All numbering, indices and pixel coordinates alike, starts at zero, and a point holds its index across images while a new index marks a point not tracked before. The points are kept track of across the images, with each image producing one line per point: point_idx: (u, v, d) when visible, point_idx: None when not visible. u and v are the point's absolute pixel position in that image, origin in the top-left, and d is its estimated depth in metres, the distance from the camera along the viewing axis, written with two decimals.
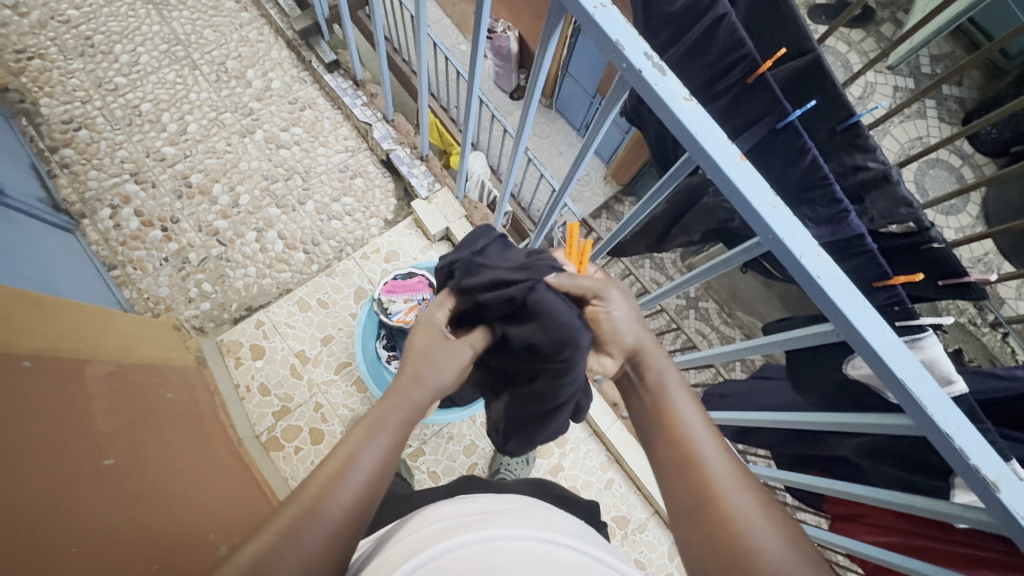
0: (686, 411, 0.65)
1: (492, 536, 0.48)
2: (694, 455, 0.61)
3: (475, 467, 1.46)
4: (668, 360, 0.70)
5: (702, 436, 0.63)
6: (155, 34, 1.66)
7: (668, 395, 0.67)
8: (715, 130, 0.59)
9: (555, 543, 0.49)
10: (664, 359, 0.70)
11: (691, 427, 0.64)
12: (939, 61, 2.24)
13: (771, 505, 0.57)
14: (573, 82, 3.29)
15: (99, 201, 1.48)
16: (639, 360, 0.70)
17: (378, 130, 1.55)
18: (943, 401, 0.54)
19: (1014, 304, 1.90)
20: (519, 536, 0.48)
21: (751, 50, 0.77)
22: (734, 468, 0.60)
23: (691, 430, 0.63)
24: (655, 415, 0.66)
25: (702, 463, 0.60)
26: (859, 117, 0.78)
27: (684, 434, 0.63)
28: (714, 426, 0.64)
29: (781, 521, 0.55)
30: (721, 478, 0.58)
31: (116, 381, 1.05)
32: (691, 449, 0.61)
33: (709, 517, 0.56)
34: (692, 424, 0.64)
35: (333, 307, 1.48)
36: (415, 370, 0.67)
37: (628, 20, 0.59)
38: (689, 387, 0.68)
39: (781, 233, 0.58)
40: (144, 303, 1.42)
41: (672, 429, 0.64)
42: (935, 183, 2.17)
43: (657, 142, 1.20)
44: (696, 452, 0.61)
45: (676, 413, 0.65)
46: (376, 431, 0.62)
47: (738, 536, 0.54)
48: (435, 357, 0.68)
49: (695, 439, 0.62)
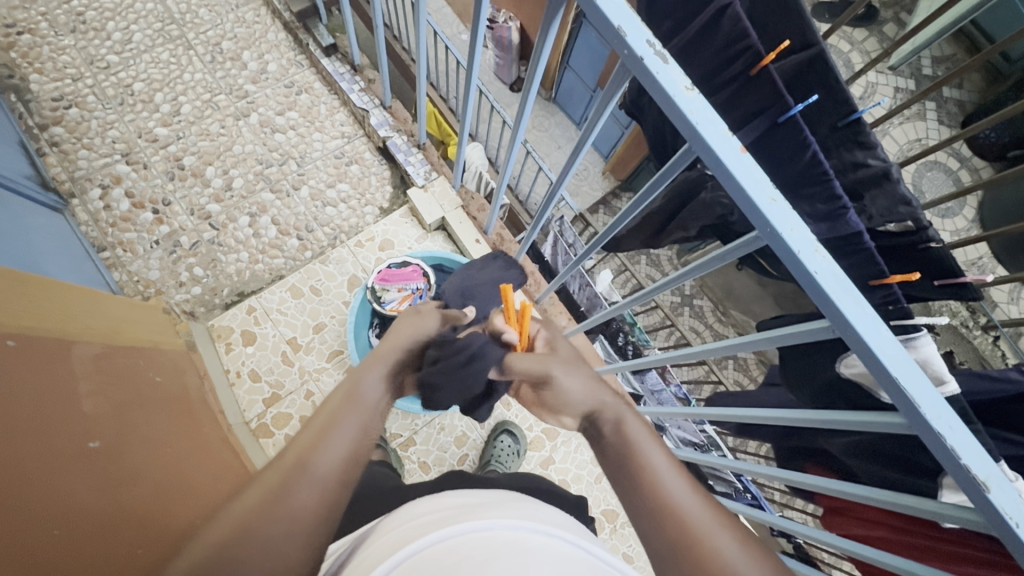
0: (646, 448, 0.62)
1: (482, 525, 0.47)
2: (664, 501, 0.57)
3: (466, 459, 1.46)
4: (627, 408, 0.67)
5: (669, 477, 0.59)
6: (149, 13, 1.62)
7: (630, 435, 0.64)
8: (716, 120, 0.58)
9: (548, 533, 0.48)
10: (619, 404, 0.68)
11: (658, 467, 0.60)
12: (940, 63, 2.23)
13: (745, 533, 0.55)
14: (573, 76, 3.26)
15: (90, 180, 1.46)
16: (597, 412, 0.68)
17: (375, 117, 1.52)
18: (937, 400, 0.54)
19: (1005, 308, 1.91)
20: (512, 527, 0.48)
21: (754, 42, 0.75)
22: (703, 505, 0.57)
23: (661, 477, 0.59)
24: (620, 458, 0.62)
25: (676, 513, 0.56)
26: (862, 113, 0.76)
27: (651, 479, 0.59)
28: (682, 467, 0.61)
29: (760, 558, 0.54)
30: (695, 520, 0.55)
31: (105, 363, 1.04)
32: (660, 498, 0.57)
33: (687, 563, 0.53)
34: (662, 470, 0.60)
35: (326, 295, 1.47)
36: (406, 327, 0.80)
37: (631, 6, 0.58)
38: (656, 433, 0.65)
39: (779, 227, 0.57)
40: (134, 286, 1.40)
41: (643, 473, 0.60)
42: (933, 185, 2.18)
43: (656, 135, 1.19)
44: (665, 500, 0.57)
45: (646, 459, 0.61)
46: (360, 386, 0.67)
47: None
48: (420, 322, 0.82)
49: (661, 481, 0.58)
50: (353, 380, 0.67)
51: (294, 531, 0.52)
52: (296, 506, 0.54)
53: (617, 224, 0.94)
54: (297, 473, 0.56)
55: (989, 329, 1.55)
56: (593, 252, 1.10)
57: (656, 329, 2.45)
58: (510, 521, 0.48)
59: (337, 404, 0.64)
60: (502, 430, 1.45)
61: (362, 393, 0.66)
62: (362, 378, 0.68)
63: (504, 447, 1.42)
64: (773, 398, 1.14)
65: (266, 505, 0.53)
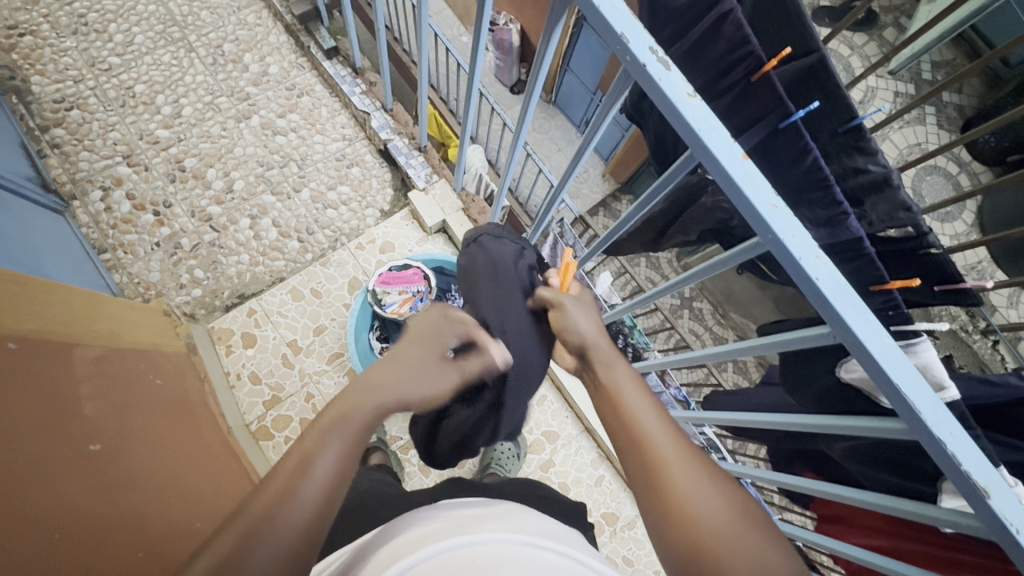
0: (626, 385, 0.69)
1: (473, 539, 0.47)
2: (639, 432, 0.64)
3: (467, 461, 1.46)
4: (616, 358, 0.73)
5: (643, 412, 0.66)
6: (151, 15, 1.63)
7: (612, 377, 0.70)
8: (717, 127, 0.59)
9: (540, 546, 0.49)
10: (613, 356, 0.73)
11: (634, 404, 0.67)
12: (940, 67, 2.23)
13: (708, 466, 0.61)
14: (574, 78, 3.27)
15: (91, 182, 1.46)
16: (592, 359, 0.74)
17: (376, 120, 1.53)
18: (937, 406, 0.54)
19: (1004, 312, 1.92)
20: (503, 541, 0.48)
21: (756, 47, 0.75)
22: (673, 437, 0.64)
23: (640, 417, 0.66)
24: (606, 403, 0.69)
25: (648, 441, 0.63)
26: (862, 119, 0.77)
27: (627, 415, 0.66)
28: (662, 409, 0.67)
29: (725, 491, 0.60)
30: (665, 450, 0.62)
31: (106, 365, 1.04)
32: (635, 430, 0.65)
33: (654, 489, 0.60)
34: (642, 413, 0.66)
35: (326, 297, 1.47)
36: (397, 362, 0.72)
37: (633, 13, 0.59)
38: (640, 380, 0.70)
39: (781, 233, 0.57)
40: (135, 288, 1.40)
41: (623, 415, 0.66)
42: (932, 190, 2.19)
43: (657, 140, 1.19)
44: (640, 431, 0.64)
45: (627, 403, 0.67)
46: (334, 429, 0.62)
47: (686, 509, 0.58)
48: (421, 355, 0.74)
49: (637, 413, 0.66)
50: (336, 419, 0.64)
51: (269, 569, 0.51)
52: (258, 562, 0.51)
53: (620, 228, 0.95)
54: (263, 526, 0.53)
55: (988, 333, 1.56)
56: (594, 255, 1.10)
57: (656, 331, 2.46)
58: (501, 535, 0.48)
59: (302, 452, 0.60)
60: None
61: (334, 437, 0.62)
62: (348, 414, 0.64)
63: (504, 450, 1.41)
64: (773, 402, 1.14)
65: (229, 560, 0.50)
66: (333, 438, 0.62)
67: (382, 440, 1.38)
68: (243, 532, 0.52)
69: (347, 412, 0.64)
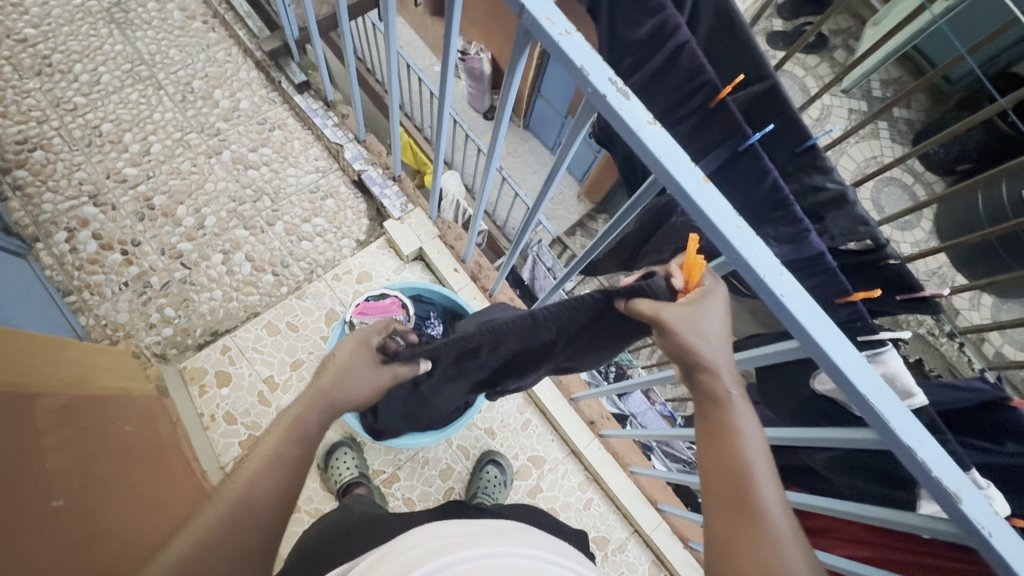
0: (753, 462, 0.57)
1: (499, 552, 0.50)
2: (752, 500, 0.55)
3: (452, 492, 1.43)
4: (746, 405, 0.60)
5: (762, 476, 0.56)
6: (118, 54, 1.62)
7: (733, 424, 0.59)
8: (678, 153, 0.61)
9: (557, 563, 0.52)
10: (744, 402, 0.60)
11: (756, 468, 0.57)
12: (889, 84, 2.35)
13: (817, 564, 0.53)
14: (545, 104, 3.35)
15: (55, 224, 1.42)
16: (706, 375, 0.62)
17: (349, 150, 1.53)
18: (904, 415, 0.56)
19: (967, 315, 1.99)
20: (526, 555, 0.50)
21: (711, 76, 0.79)
22: (785, 512, 0.55)
23: (755, 474, 0.56)
24: (712, 444, 0.59)
25: (758, 510, 0.55)
26: (816, 139, 0.80)
27: (745, 475, 0.56)
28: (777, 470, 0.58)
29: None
30: (775, 528, 0.54)
31: (71, 415, 0.98)
32: (747, 491, 0.56)
33: (744, 562, 0.53)
34: (758, 471, 0.57)
35: (303, 330, 1.45)
36: (335, 378, 0.76)
37: (592, 47, 0.61)
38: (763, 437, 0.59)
39: (745, 253, 0.59)
40: (102, 330, 1.36)
41: (729, 463, 0.57)
42: (890, 200, 2.28)
43: (626, 163, 1.22)
44: (754, 500, 0.55)
45: (738, 453, 0.57)
46: (298, 427, 0.68)
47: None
48: (354, 373, 0.77)
49: (759, 503, 0.55)
50: (290, 421, 0.69)
51: (242, 556, 0.58)
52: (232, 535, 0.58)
53: (594, 250, 0.96)
54: (238, 500, 0.60)
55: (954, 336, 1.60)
56: (572, 276, 1.11)
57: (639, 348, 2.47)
58: (524, 550, 0.51)
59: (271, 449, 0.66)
60: (487, 460, 1.43)
61: (297, 431, 0.68)
62: (303, 415, 0.70)
63: (490, 478, 1.39)
64: (755, 416, 1.15)
65: (209, 532, 0.57)
66: (290, 436, 0.67)
67: (363, 474, 1.35)
68: (217, 520, 0.58)
69: (309, 409, 0.71)
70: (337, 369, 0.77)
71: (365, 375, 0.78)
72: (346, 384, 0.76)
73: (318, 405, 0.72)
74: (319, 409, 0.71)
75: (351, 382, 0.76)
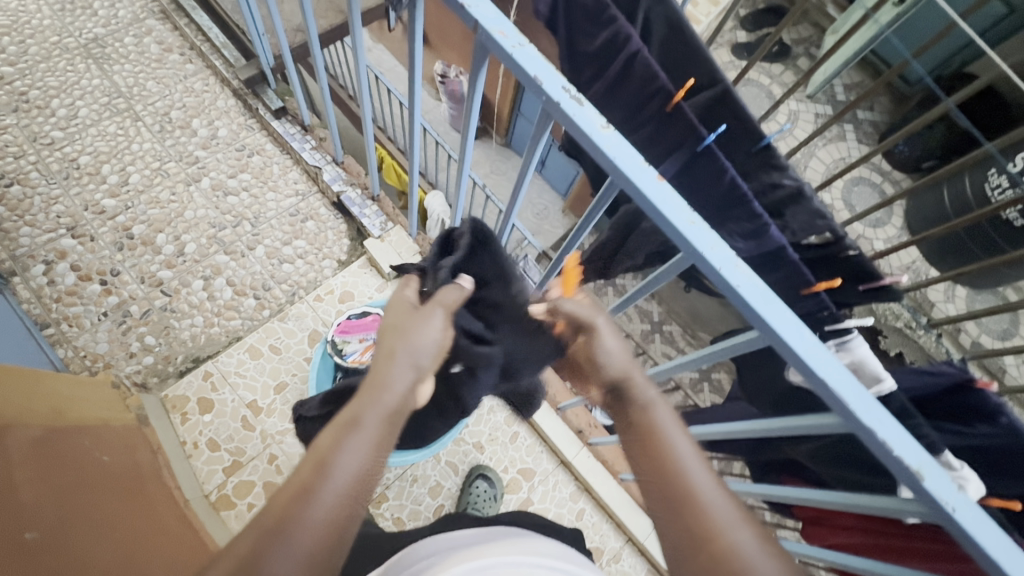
0: (683, 454, 0.62)
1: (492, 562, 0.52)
2: (689, 490, 0.59)
3: (442, 509, 1.42)
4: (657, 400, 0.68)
5: (693, 466, 0.61)
6: (95, 88, 1.64)
7: (653, 422, 0.66)
8: (632, 154, 0.63)
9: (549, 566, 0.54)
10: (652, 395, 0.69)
11: (685, 459, 0.62)
12: (852, 89, 2.43)
13: (768, 535, 0.56)
14: (524, 121, 3.41)
15: (32, 257, 1.42)
16: (626, 389, 0.71)
17: (328, 172, 1.56)
18: (862, 396, 0.57)
19: (943, 307, 2.03)
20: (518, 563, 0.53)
21: (664, 82, 0.81)
22: (728, 498, 0.59)
23: (687, 465, 0.61)
24: (643, 447, 0.65)
25: (700, 500, 0.58)
26: (769, 138, 0.83)
27: (676, 467, 0.61)
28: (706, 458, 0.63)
29: (781, 557, 0.55)
30: (720, 512, 0.57)
31: (45, 447, 0.96)
32: (685, 485, 0.60)
33: (704, 555, 0.55)
34: (688, 461, 0.62)
35: (286, 352, 1.45)
36: (392, 344, 0.71)
37: (545, 58, 0.64)
38: (683, 427, 0.66)
39: (701, 247, 0.60)
40: (81, 362, 1.34)
41: (664, 460, 0.62)
42: (861, 199, 2.33)
43: (595, 172, 1.25)
44: (693, 490, 0.59)
45: (669, 449, 0.63)
46: (351, 430, 0.62)
47: None
48: (410, 332, 0.73)
49: (700, 492, 0.59)
50: (343, 425, 0.63)
51: None
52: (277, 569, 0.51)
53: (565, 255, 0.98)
54: (285, 524, 0.54)
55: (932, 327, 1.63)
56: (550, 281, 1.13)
57: None
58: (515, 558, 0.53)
59: (317, 456, 0.60)
60: (477, 475, 1.43)
61: (349, 439, 0.61)
62: (356, 420, 0.63)
63: (480, 493, 1.39)
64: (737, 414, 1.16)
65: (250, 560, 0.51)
66: (344, 443, 0.61)
67: None
68: (253, 547, 0.52)
69: (357, 412, 0.64)
70: (394, 339, 0.72)
71: (429, 338, 0.73)
72: (416, 340, 0.72)
73: (371, 396, 0.66)
74: (374, 406, 0.65)
75: (416, 341, 0.72)
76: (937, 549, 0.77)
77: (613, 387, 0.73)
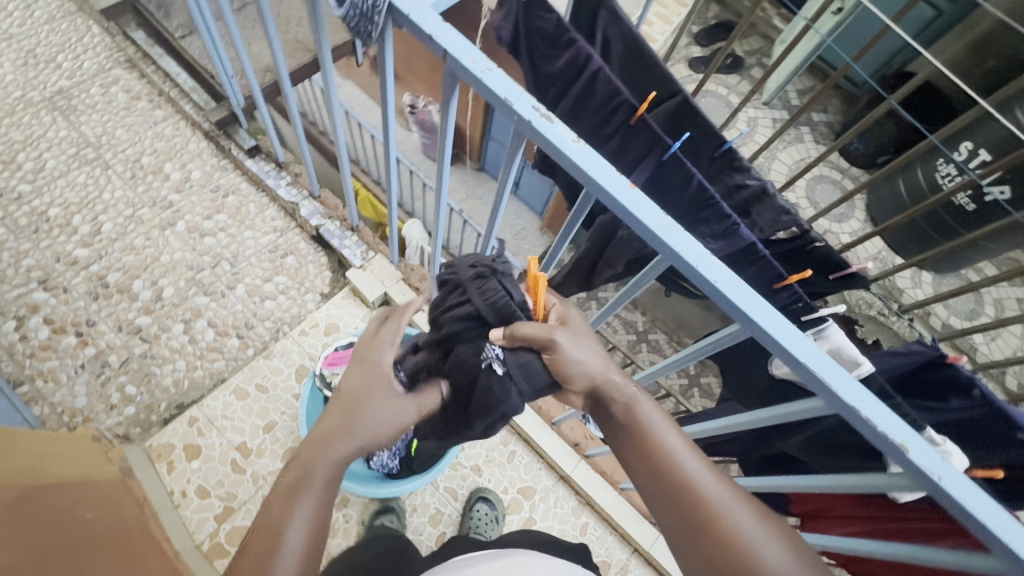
0: (673, 447, 0.67)
1: None
2: (685, 481, 0.64)
3: (444, 537, 1.39)
4: (639, 393, 0.71)
5: (684, 456, 0.66)
6: (63, 139, 1.63)
7: (641, 418, 0.69)
8: (603, 165, 0.66)
9: None
10: (633, 390, 0.71)
11: (676, 451, 0.66)
12: (804, 94, 2.56)
13: (756, 506, 0.63)
14: (496, 144, 3.47)
15: (3, 313, 1.38)
16: (605, 392, 0.72)
17: (306, 207, 1.56)
18: (843, 377, 0.59)
19: (911, 293, 2.11)
20: None
21: (627, 96, 0.85)
22: (717, 479, 0.65)
23: (679, 457, 0.66)
24: (637, 446, 0.68)
25: (696, 489, 0.63)
26: (731, 143, 0.87)
27: (671, 461, 0.66)
28: (693, 445, 0.68)
29: (774, 523, 0.62)
30: (715, 496, 0.63)
31: (26, 506, 0.91)
32: (680, 478, 0.64)
33: (707, 541, 0.61)
34: (679, 453, 0.66)
35: (273, 391, 1.43)
36: (346, 413, 0.75)
37: (513, 80, 0.67)
38: (667, 416, 0.70)
39: (677, 247, 0.63)
40: (58, 418, 1.30)
41: (658, 456, 0.66)
42: (824, 196, 2.43)
43: (569, 187, 1.29)
44: (688, 482, 0.64)
45: (661, 444, 0.67)
46: (297, 497, 0.68)
47: (739, 552, 0.59)
48: (364, 403, 0.76)
49: (695, 483, 0.64)
50: (288, 492, 0.68)
51: None
52: None
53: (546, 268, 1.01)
54: None
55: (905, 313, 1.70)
56: None
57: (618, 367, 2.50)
58: None
59: (269, 527, 0.65)
60: (477, 498, 1.41)
61: (299, 507, 0.67)
62: (300, 486, 0.69)
63: (481, 516, 1.37)
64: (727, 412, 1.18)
65: None
66: (296, 511, 0.66)
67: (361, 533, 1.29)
68: None
69: (302, 478, 0.70)
70: (338, 409, 0.76)
71: (385, 404, 0.77)
72: (367, 412, 0.76)
73: (316, 463, 0.71)
74: (320, 468, 0.71)
75: (372, 411, 0.76)
76: (932, 526, 0.79)
77: (592, 391, 0.73)
